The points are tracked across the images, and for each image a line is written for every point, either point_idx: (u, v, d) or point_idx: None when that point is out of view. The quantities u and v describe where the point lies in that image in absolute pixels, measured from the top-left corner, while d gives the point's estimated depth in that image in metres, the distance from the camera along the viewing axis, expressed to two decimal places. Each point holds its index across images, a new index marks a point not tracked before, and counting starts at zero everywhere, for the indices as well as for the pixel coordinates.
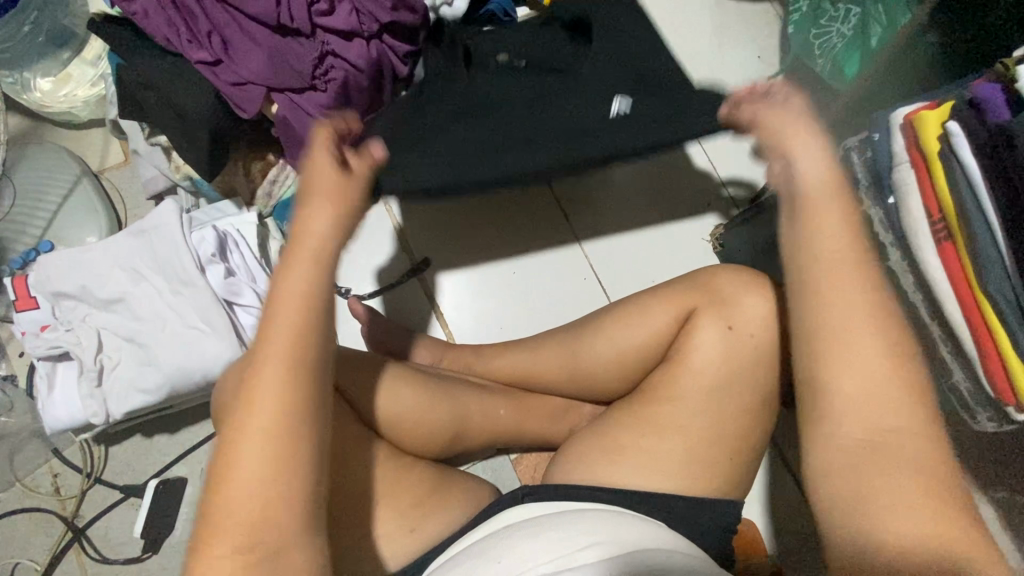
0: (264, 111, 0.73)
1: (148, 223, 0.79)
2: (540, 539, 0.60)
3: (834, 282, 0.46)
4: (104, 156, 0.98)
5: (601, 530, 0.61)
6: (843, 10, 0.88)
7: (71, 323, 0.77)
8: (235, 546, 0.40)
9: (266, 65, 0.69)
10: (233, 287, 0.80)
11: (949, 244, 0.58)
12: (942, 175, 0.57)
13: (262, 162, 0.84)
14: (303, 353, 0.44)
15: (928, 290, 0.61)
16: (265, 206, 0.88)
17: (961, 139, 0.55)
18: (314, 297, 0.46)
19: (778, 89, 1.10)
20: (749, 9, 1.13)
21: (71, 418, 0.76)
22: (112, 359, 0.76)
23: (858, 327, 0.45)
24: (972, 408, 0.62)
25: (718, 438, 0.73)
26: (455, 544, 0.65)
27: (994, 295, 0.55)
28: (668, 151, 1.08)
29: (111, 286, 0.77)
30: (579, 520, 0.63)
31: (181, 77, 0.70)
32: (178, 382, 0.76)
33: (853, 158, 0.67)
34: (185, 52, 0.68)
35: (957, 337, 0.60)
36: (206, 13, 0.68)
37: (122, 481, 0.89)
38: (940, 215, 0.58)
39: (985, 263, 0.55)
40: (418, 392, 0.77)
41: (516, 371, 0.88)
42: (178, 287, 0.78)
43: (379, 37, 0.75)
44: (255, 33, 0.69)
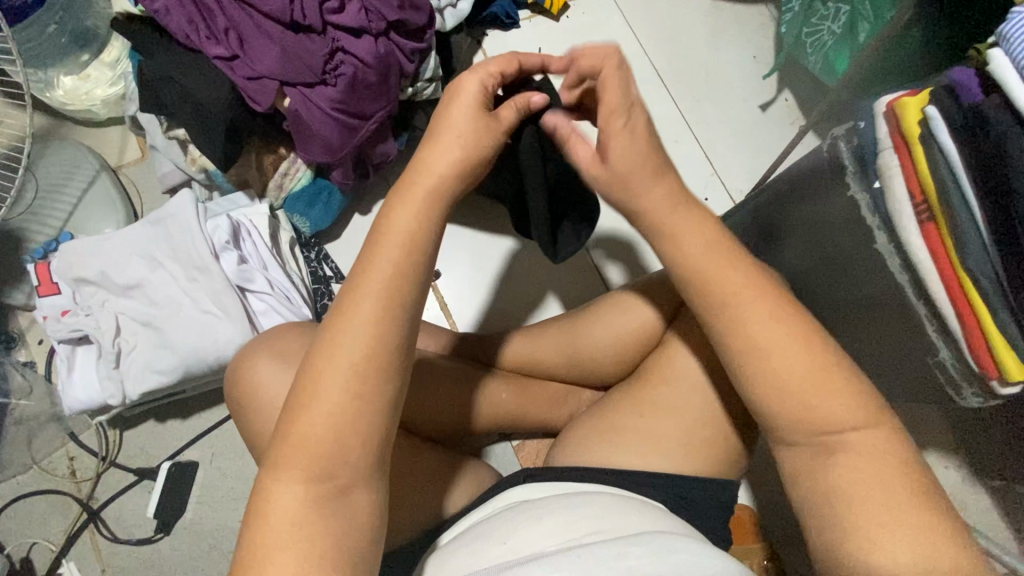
0: (277, 104, 0.77)
1: (165, 213, 0.83)
2: (545, 519, 0.63)
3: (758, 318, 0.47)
4: (122, 152, 1.02)
5: (598, 519, 0.62)
6: (832, 9, 0.91)
7: (91, 308, 0.80)
8: (300, 503, 0.44)
9: (280, 60, 0.73)
10: (246, 274, 0.83)
11: (931, 224, 0.60)
12: (922, 157, 0.60)
13: (275, 156, 0.88)
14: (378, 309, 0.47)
15: (913, 270, 0.64)
16: (276, 198, 0.91)
17: (940, 123, 0.57)
18: (397, 273, 0.48)
19: (773, 87, 1.13)
20: (744, 10, 1.17)
21: (90, 400, 0.79)
22: (129, 343, 0.80)
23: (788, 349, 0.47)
24: (959, 384, 0.64)
25: (713, 418, 0.76)
26: (463, 524, 0.68)
27: (975, 274, 0.58)
28: (665, 147, 1.11)
29: (128, 272, 0.80)
30: (575, 508, 0.64)
31: (199, 73, 0.73)
32: (192, 365, 0.79)
33: (841, 148, 0.70)
34: (204, 48, 0.72)
35: (943, 315, 0.62)
36: (225, 12, 0.72)
37: (136, 464, 0.91)
38: (922, 197, 0.61)
39: (966, 242, 0.58)
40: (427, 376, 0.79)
41: (518, 358, 0.90)
42: (193, 273, 0.81)
43: (387, 35, 0.79)
44: (269, 28, 0.73)
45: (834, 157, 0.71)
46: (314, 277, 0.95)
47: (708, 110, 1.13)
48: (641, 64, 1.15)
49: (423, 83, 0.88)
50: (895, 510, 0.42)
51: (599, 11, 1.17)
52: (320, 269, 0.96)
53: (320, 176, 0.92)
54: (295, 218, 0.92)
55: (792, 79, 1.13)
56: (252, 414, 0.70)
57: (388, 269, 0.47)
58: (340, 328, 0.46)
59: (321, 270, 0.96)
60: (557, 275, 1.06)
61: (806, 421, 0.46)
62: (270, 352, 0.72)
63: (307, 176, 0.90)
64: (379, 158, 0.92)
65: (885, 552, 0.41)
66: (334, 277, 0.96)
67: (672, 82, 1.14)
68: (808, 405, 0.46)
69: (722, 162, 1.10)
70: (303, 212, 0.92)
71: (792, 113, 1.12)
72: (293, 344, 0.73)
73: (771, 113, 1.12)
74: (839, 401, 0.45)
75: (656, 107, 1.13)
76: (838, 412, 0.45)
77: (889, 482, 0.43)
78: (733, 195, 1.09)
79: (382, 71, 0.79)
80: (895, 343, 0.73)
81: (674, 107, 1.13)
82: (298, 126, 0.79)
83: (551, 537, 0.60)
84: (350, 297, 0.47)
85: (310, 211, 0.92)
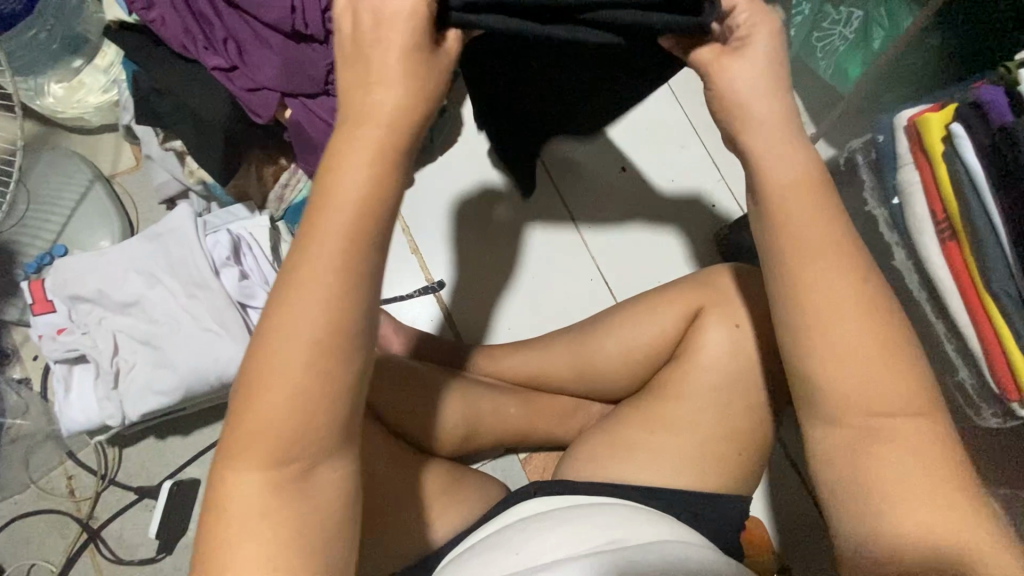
0: (277, 116, 0.74)
1: (162, 227, 0.81)
2: (556, 530, 0.61)
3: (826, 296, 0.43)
4: (116, 161, 0.99)
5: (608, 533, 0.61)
6: (845, 13, 0.89)
7: (87, 327, 0.78)
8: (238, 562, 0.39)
9: (281, 71, 0.70)
10: (248, 290, 0.81)
11: (952, 243, 0.59)
12: (945, 174, 0.58)
13: (275, 166, 0.85)
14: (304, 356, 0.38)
15: (931, 287, 0.63)
16: (276, 209, 0.89)
17: (965, 140, 0.56)
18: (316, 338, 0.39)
19: (780, 91, 1.11)
20: None
21: (89, 420, 0.77)
22: (128, 362, 0.78)
23: (843, 329, 0.43)
24: (976, 404, 0.64)
25: (727, 434, 0.75)
26: (471, 539, 0.66)
27: (998, 295, 0.57)
28: (671, 153, 1.09)
29: (126, 289, 0.78)
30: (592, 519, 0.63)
31: (196, 83, 0.70)
32: (193, 384, 0.77)
33: (858, 162, 0.69)
34: (202, 59, 0.69)
35: (961, 334, 0.61)
36: (223, 21, 0.69)
37: (136, 483, 0.90)
38: (943, 215, 0.60)
39: (988, 263, 0.57)
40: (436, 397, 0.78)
41: (527, 370, 0.88)
42: (193, 290, 0.79)
43: None
44: (270, 37, 0.70)
45: (852, 170, 0.70)
46: None
47: None
48: None
49: None
50: (933, 484, 0.41)
51: None
52: None
53: None
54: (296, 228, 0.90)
55: (799, 82, 1.11)
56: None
57: (316, 317, 0.38)
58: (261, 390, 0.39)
59: None
60: (559, 273, 1.04)
61: (856, 402, 0.43)
62: None
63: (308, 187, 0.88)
64: None
65: (924, 534, 0.41)
66: None
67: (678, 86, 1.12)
68: (864, 388, 0.43)
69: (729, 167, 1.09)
70: None
71: (799, 118, 1.10)
72: None
73: None
74: (886, 384, 0.43)
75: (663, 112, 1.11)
76: (892, 394, 0.43)
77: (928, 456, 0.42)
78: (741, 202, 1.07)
79: None
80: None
81: (681, 112, 1.11)
82: (300, 139, 0.77)
83: (564, 548, 0.59)
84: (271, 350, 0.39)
85: None
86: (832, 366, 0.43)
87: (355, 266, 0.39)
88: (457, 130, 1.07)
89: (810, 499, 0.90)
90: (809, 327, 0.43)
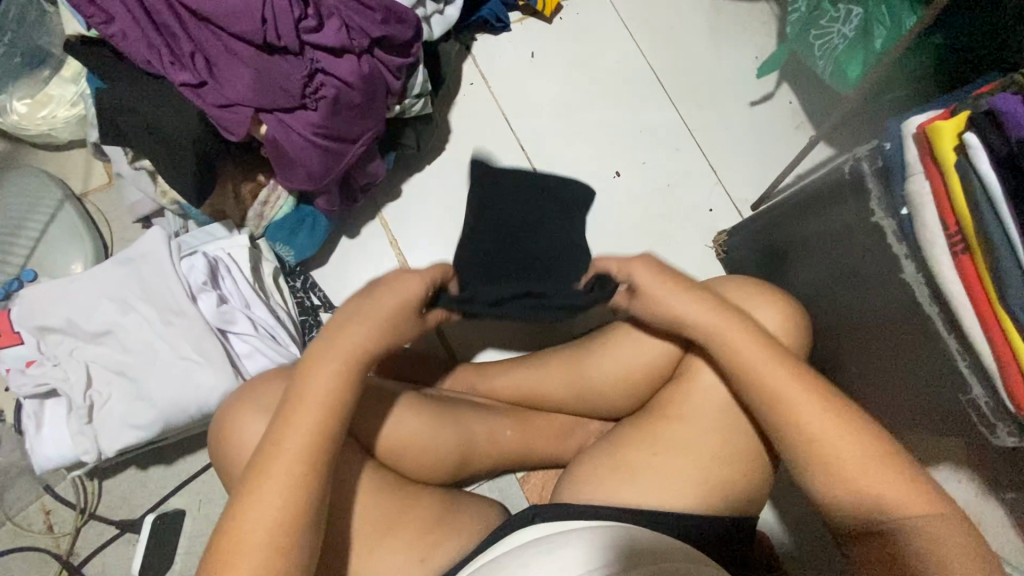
0: (252, 132, 0.71)
1: (135, 251, 0.77)
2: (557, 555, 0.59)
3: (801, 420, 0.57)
4: (87, 179, 0.95)
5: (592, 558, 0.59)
6: (843, 11, 0.85)
7: (58, 358, 0.74)
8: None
9: (253, 85, 0.66)
10: (227, 315, 0.78)
11: (966, 257, 0.56)
12: (959, 186, 0.55)
13: (253, 184, 0.81)
14: (311, 439, 0.53)
15: (943, 302, 0.60)
16: (256, 227, 0.86)
17: (979, 151, 0.53)
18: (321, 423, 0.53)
19: (776, 90, 1.08)
20: (745, 8, 1.11)
21: (62, 457, 0.74)
22: (102, 395, 0.74)
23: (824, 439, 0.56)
24: (991, 423, 0.61)
25: (731, 455, 0.72)
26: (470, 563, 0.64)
27: (1013, 312, 0.54)
28: (666, 156, 1.06)
29: (98, 317, 0.74)
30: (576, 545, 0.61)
31: (164, 101, 0.66)
32: (172, 417, 0.73)
33: (863, 171, 0.66)
34: (168, 75, 0.65)
35: (975, 351, 0.58)
36: (189, 33, 0.65)
37: (117, 516, 0.86)
38: (956, 228, 0.57)
39: (1005, 279, 0.53)
40: (428, 422, 0.74)
41: (522, 390, 0.85)
42: (169, 317, 0.75)
43: (371, 52, 0.73)
44: (240, 47, 0.65)
45: (856, 179, 0.67)
46: (301, 308, 0.90)
47: (710, 116, 1.08)
48: (638, 67, 1.10)
49: (411, 99, 0.83)
50: (947, 546, 0.51)
51: (594, 12, 1.11)
52: (307, 299, 0.91)
53: (303, 202, 0.86)
54: (278, 246, 0.87)
55: (795, 81, 1.08)
56: (236, 461, 0.65)
57: (303, 439, 0.53)
58: (273, 456, 0.52)
59: (307, 300, 0.91)
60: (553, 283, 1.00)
61: (839, 467, 0.55)
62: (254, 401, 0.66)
63: (289, 204, 0.84)
64: (367, 179, 0.87)
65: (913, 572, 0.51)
66: (322, 306, 0.91)
67: (671, 86, 1.09)
68: (850, 483, 0.54)
69: (725, 169, 1.06)
70: (287, 241, 0.86)
71: (796, 117, 1.07)
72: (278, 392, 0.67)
73: (774, 117, 1.07)
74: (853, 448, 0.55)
75: (657, 114, 1.08)
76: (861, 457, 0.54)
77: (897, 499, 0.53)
78: (738, 205, 1.04)
79: (367, 92, 0.73)
80: (915, 373, 0.68)
81: (675, 114, 1.08)
82: (277, 154, 0.73)
83: None
84: (290, 427, 0.53)
85: (294, 239, 0.86)
86: (807, 440, 0.56)
87: (339, 388, 0.56)
88: (444, 137, 1.03)
89: (817, 513, 0.88)
90: (787, 420, 0.57)
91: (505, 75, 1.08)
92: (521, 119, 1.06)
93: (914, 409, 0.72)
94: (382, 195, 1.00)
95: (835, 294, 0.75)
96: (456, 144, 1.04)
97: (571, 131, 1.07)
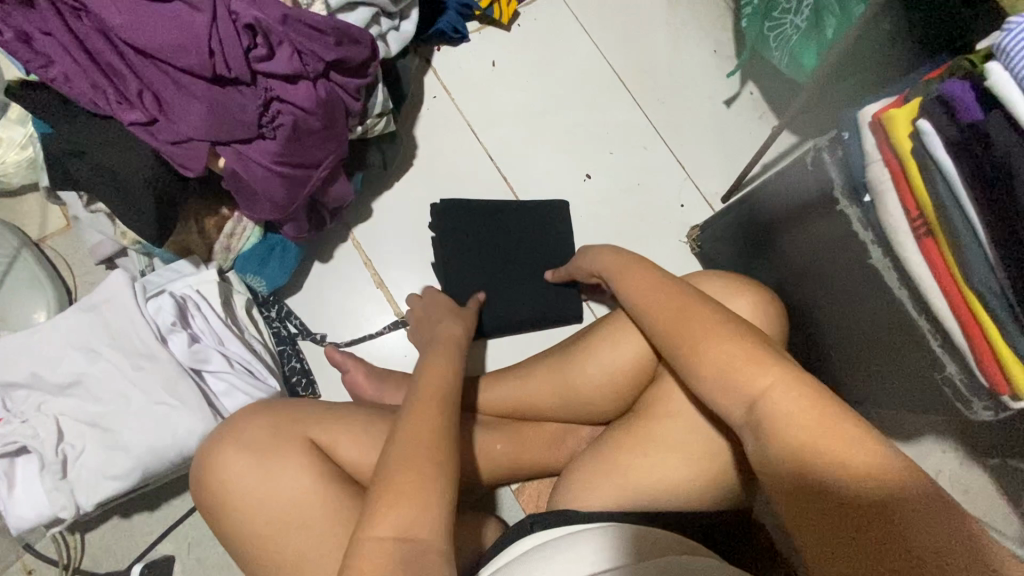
0: (211, 165, 0.69)
1: (98, 297, 0.74)
2: (553, 565, 0.60)
3: (692, 324, 0.56)
4: (44, 224, 0.92)
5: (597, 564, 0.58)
6: (794, 2, 0.86)
7: (25, 414, 0.71)
8: (392, 533, 0.46)
9: (207, 119, 0.64)
10: (200, 354, 0.76)
11: (929, 240, 0.58)
12: (916, 172, 0.56)
13: (217, 217, 0.79)
14: (439, 405, 0.56)
15: (912, 284, 0.61)
16: (224, 260, 0.83)
17: (934, 137, 0.53)
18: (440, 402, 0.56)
19: (738, 83, 1.09)
20: (700, 3, 1.12)
21: (38, 516, 0.71)
22: (74, 448, 0.71)
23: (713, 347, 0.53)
24: (968, 398, 0.62)
25: (720, 451, 0.72)
26: None
27: (979, 290, 0.55)
28: (634, 155, 1.07)
29: (65, 369, 0.72)
30: (582, 554, 0.60)
31: (115, 141, 0.65)
32: (151, 464, 0.71)
33: (825, 160, 0.67)
34: (116, 115, 0.63)
35: (946, 329, 0.60)
36: (134, 70, 0.63)
37: (103, 569, 0.83)
38: (917, 212, 0.58)
39: (967, 259, 0.55)
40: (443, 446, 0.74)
41: (508, 402, 0.85)
42: (138, 361, 0.73)
43: (326, 75, 0.72)
44: (189, 80, 0.64)
45: (818, 168, 0.68)
46: (277, 338, 0.89)
47: (675, 112, 1.08)
48: (600, 68, 1.10)
49: (373, 119, 0.82)
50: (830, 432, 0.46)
51: (552, 16, 1.11)
52: (283, 328, 0.90)
53: (270, 231, 0.85)
54: (248, 278, 0.85)
55: (757, 73, 1.09)
56: (216, 502, 0.63)
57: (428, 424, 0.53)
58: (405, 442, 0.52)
59: (284, 329, 0.90)
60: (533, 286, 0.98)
61: (799, 435, 0.46)
62: (235, 437, 0.65)
63: (256, 234, 0.83)
64: (335, 203, 0.85)
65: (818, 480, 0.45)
66: (300, 334, 0.90)
67: (634, 85, 1.09)
68: (733, 385, 0.51)
69: (693, 164, 1.06)
70: (256, 272, 0.85)
71: (759, 107, 1.08)
72: (260, 428, 0.65)
73: (738, 110, 1.08)
74: (816, 429, 0.46)
75: (622, 114, 1.08)
76: (830, 438, 0.45)
77: (872, 475, 0.43)
78: (709, 199, 1.05)
79: (325, 116, 0.72)
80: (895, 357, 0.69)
81: (639, 112, 1.08)
82: (238, 186, 0.73)
83: None
84: (416, 403, 0.56)
85: (263, 270, 0.85)
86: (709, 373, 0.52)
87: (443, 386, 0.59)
88: (411, 153, 1.02)
89: None
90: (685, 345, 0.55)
91: (468, 85, 1.07)
92: (487, 129, 1.06)
93: (897, 390, 0.74)
94: (354, 217, 0.98)
95: (806, 279, 0.76)
96: (424, 159, 1.03)
97: (538, 137, 1.06)
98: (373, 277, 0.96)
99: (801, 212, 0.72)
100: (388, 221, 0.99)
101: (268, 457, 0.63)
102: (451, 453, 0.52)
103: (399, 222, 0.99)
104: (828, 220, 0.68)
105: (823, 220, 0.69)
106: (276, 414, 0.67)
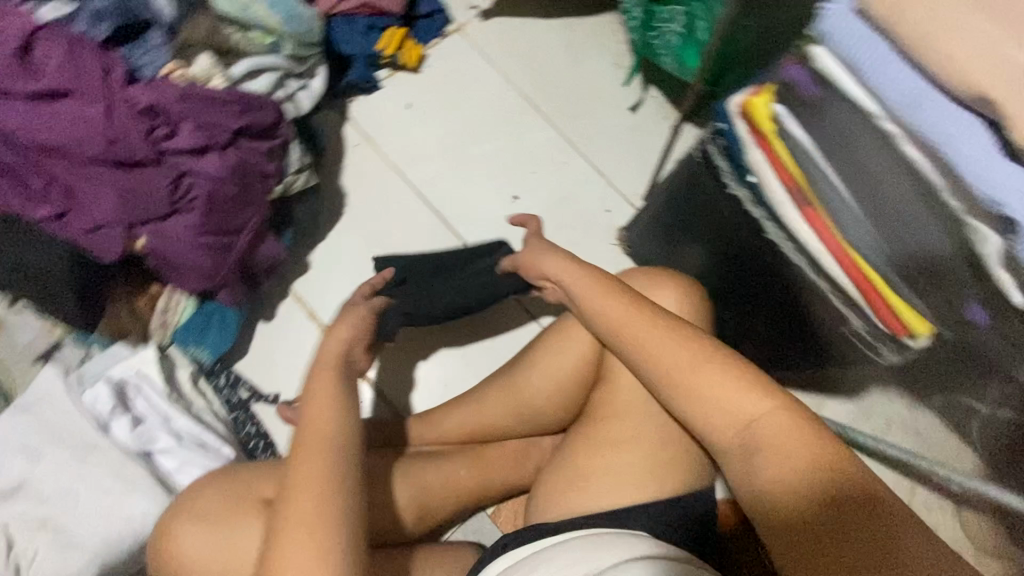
0: (131, 248, 0.70)
1: (34, 398, 0.75)
2: None
3: (648, 333, 0.62)
4: None
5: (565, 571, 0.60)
6: (669, 12, 0.93)
7: None
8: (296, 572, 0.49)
9: (118, 202, 0.66)
10: (146, 436, 0.76)
11: (809, 210, 0.62)
12: (783, 150, 0.61)
13: (147, 296, 0.80)
14: (330, 445, 0.55)
15: (804, 252, 0.66)
16: (162, 337, 0.82)
17: (788, 117, 0.60)
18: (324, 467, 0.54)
19: (640, 89, 1.16)
20: (593, 22, 1.20)
21: None
22: (22, 557, 0.68)
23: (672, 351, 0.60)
24: (876, 346, 0.66)
25: (670, 438, 0.75)
26: None
27: (858, 244, 0.61)
28: (555, 171, 1.12)
29: (6, 475, 0.71)
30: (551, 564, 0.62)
31: (25, 237, 0.65)
32: (107, 555, 0.70)
33: (710, 151, 0.72)
34: (27, 213, 0.65)
35: (841, 288, 0.64)
36: (40, 168, 0.65)
37: None
38: (794, 187, 0.63)
39: (841, 219, 0.61)
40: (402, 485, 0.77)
41: (467, 427, 0.86)
42: (84, 454, 0.73)
43: (235, 143, 0.74)
44: (97, 166, 0.66)
45: (706, 160, 0.73)
46: (229, 406, 0.87)
47: (586, 125, 1.14)
48: (509, 95, 1.15)
49: (292, 176, 0.84)
50: (803, 445, 0.53)
51: (457, 54, 1.16)
52: (234, 395, 0.88)
53: (205, 300, 0.84)
54: (190, 350, 0.84)
55: (656, 78, 1.16)
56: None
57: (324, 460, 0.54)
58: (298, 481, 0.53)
59: (235, 395, 0.88)
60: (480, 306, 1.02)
61: (767, 444, 0.54)
62: (190, 513, 0.64)
63: (191, 305, 0.83)
64: (267, 262, 0.86)
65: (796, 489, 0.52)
66: (252, 398, 0.90)
67: (544, 106, 1.15)
68: (701, 398, 0.58)
69: (611, 170, 1.12)
70: (198, 342, 0.84)
71: (662, 109, 1.15)
72: (213, 498, 0.65)
73: (644, 114, 1.15)
74: (783, 431, 0.54)
75: (537, 134, 1.14)
76: (796, 440, 0.54)
77: (836, 483, 0.51)
78: (631, 200, 1.11)
79: (239, 182, 0.74)
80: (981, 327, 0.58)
81: (553, 130, 1.14)
82: (163, 263, 0.74)
83: None
84: (303, 440, 0.56)
85: (205, 338, 0.84)
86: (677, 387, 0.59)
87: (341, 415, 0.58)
88: (340, 202, 1.05)
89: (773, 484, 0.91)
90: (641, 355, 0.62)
91: (386, 130, 1.11)
92: (411, 168, 1.10)
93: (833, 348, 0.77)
94: (291, 273, 1.00)
95: (721, 260, 0.81)
96: (353, 205, 1.05)
97: (461, 168, 1.10)
98: (318, 328, 0.97)
99: (702, 201, 0.77)
100: (326, 270, 1.00)
101: (224, 526, 0.62)
102: (345, 475, 0.54)
103: (337, 270, 1.01)
104: (725, 204, 0.74)
105: (722, 205, 0.74)
106: (230, 480, 0.66)
